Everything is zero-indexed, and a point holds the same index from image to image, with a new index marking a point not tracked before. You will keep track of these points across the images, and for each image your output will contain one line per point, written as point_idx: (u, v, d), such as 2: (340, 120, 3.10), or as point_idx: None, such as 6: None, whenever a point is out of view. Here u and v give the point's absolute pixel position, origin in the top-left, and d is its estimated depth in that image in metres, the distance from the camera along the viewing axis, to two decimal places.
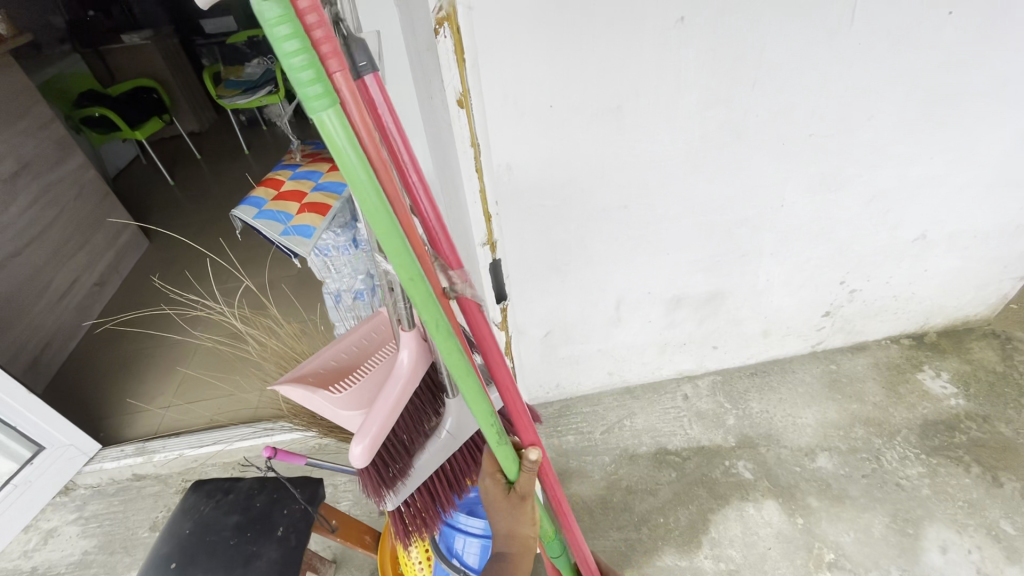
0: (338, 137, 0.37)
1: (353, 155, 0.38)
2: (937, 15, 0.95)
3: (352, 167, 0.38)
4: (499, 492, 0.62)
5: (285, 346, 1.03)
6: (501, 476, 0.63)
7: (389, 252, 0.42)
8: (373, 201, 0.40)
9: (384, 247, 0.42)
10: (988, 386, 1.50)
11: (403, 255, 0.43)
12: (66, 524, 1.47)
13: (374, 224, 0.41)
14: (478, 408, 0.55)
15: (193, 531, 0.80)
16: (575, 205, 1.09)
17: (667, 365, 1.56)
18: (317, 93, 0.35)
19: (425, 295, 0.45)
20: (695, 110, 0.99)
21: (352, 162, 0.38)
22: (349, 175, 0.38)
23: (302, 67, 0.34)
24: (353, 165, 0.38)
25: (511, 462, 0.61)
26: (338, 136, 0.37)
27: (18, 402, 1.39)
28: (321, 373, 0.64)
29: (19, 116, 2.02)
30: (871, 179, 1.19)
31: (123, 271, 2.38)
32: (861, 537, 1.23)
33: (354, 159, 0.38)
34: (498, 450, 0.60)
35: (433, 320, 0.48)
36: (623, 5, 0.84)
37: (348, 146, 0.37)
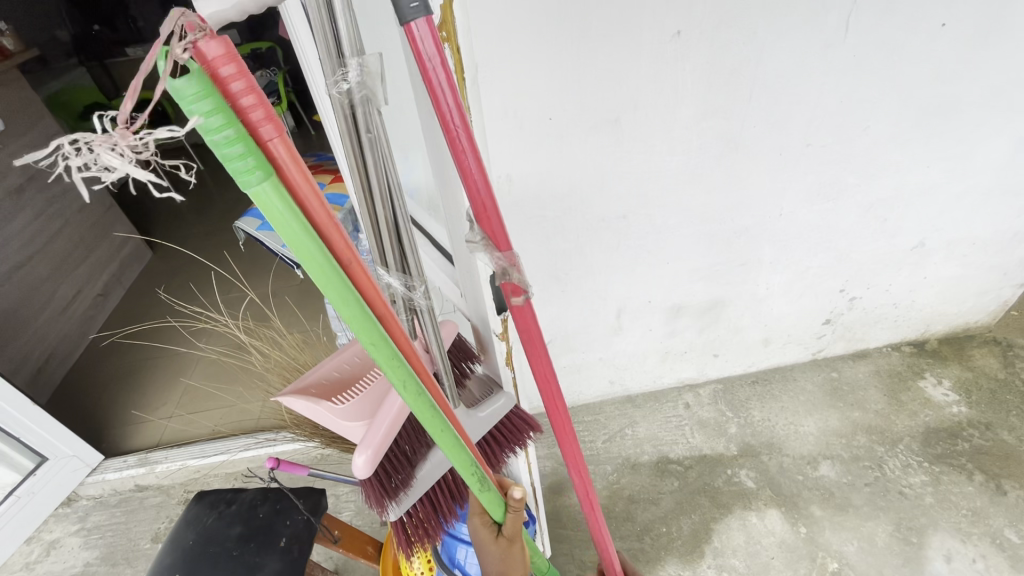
0: (282, 214, 0.35)
1: (302, 229, 0.37)
2: (930, 28, 0.97)
3: (300, 240, 0.37)
4: (488, 535, 0.66)
5: (288, 357, 1.04)
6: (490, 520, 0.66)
7: (348, 320, 0.42)
8: (326, 272, 0.39)
9: (341, 315, 0.42)
10: (990, 393, 1.50)
11: (363, 321, 0.43)
12: (69, 535, 1.47)
13: (329, 293, 0.40)
14: (457, 457, 0.57)
15: (196, 542, 0.80)
16: (574, 216, 1.11)
17: (668, 374, 1.56)
18: (249, 168, 0.33)
19: (390, 358, 0.45)
20: (692, 122, 1.00)
21: (302, 236, 0.37)
22: (298, 248, 0.37)
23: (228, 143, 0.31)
24: (303, 239, 0.37)
25: (496, 504, 0.64)
26: (282, 214, 0.35)
27: (21, 413, 1.40)
28: (323, 384, 0.65)
29: (25, 129, 2.04)
30: (868, 188, 1.20)
31: (126, 282, 2.40)
32: (865, 546, 1.22)
33: (305, 233, 0.37)
34: (483, 495, 0.63)
35: (400, 379, 0.48)
36: (621, 20, 0.85)
37: (293, 220, 0.36)
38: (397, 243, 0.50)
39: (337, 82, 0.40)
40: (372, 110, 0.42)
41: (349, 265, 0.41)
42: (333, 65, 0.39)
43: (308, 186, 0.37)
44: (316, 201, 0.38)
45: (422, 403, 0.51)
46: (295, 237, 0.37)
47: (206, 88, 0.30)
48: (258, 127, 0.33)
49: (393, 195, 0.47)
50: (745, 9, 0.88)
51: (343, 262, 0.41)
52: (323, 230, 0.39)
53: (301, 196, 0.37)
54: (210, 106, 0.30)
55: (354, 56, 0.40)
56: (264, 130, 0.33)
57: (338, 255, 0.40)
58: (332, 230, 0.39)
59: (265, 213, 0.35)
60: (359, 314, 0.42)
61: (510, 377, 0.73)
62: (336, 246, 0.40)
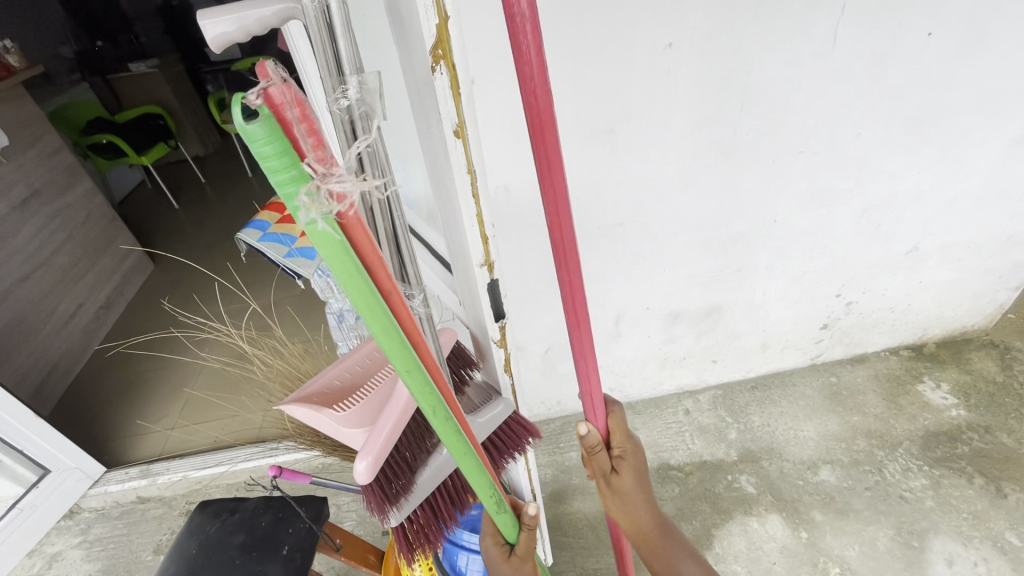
0: (336, 250, 0.37)
1: (353, 266, 0.39)
2: (917, 37, 0.99)
3: (353, 277, 0.39)
4: (499, 553, 0.71)
5: (290, 366, 1.05)
6: (502, 540, 0.71)
7: (386, 346, 0.45)
8: (370, 304, 0.41)
9: (379, 342, 0.44)
10: (988, 396, 1.50)
11: (400, 350, 0.45)
12: (71, 548, 1.47)
13: (370, 322, 0.43)
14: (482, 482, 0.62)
15: (199, 552, 0.81)
16: (571, 224, 1.12)
17: (667, 380, 1.57)
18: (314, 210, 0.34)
19: (423, 385, 0.49)
20: (686, 131, 1.02)
21: (353, 270, 0.39)
22: (346, 280, 0.39)
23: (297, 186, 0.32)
24: (352, 275, 0.39)
25: (511, 527, 0.70)
26: (336, 251, 0.37)
27: (24, 425, 1.41)
28: (325, 392, 0.66)
29: (30, 144, 2.07)
30: (861, 194, 1.22)
31: (128, 294, 2.41)
32: (867, 551, 1.22)
33: (356, 269, 0.39)
34: (498, 518, 0.68)
35: (430, 404, 0.51)
36: (614, 33, 0.87)
37: (346, 257, 0.38)
38: (395, 253, 0.52)
39: (336, 99, 0.41)
40: (370, 125, 0.44)
41: (390, 297, 0.43)
42: (332, 82, 0.41)
43: (359, 226, 0.38)
44: (366, 240, 0.39)
45: (443, 424, 0.54)
46: (350, 273, 0.39)
47: (274, 133, 0.30)
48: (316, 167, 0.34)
49: (392, 206, 0.49)
50: (736, 21, 0.90)
51: (385, 293, 0.43)
52: (369, 263, 0.40)
53: (352, 233, 0.39)
54: (276, 150, 0.31)
55: (353, 74, 0.41)
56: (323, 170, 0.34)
57: (380, 286, 0.42)
58: (377, 264, 0.41)
59: (320, 248, 0.36)
60: (396, 343, 0.45)
61: (509, 384, 0.73)
62: (379, 278, 0.42)
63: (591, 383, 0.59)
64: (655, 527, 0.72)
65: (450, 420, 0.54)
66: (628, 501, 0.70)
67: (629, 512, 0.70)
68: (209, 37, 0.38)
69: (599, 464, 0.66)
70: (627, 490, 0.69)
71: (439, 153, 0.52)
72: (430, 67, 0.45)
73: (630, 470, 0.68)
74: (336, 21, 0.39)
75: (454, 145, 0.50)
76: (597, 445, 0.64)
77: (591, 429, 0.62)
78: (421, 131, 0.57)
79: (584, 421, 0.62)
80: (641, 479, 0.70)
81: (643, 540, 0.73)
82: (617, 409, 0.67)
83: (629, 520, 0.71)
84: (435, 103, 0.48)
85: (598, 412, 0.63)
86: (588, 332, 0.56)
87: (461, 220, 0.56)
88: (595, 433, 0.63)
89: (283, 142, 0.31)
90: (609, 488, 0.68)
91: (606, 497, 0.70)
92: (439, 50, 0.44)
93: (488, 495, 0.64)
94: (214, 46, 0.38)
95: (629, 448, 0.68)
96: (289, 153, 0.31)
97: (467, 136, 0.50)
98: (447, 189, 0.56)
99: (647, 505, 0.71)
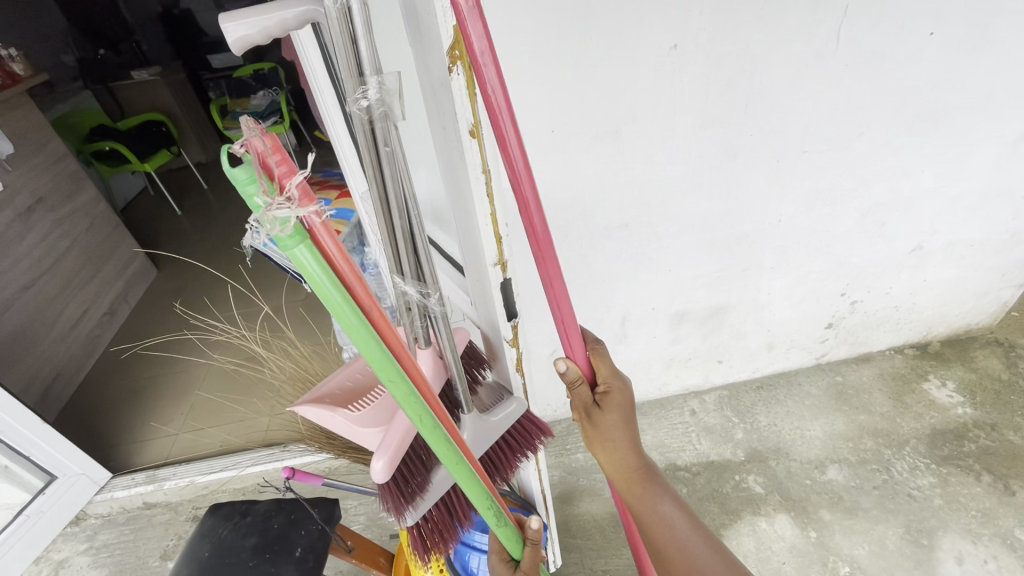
0: (314, 270, 0.39)
1: (332, 286, 0.41)
2: (919, 37, 1.00)
3: (338, 306, 0.42)
4: (505, 569, 0.72)
5: (297, 368, 1.05)
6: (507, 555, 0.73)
7: (371, 362, 0.46)
8: (350, 321, 0.43)
9: (365, 358, 0.46)
10: (995, 394, 1.50)
11: (385, 364, 0.46)
12: (77, 554, 1.47)
13: (353, 340, 0.44)
14: (475, 494, 0.62)
15: (212, 554, 0.81)
16: (578, 225, 1.13)
17: (673, 381, 1.57)
18: (295, 239, 0.37)
19: (405, 394, 0.49)
20: (692, 131, 1.03)
21: (335, 296, 0.41)
22: (325, 300, 0.41)
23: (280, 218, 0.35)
24: (331, 293, 0.41)
25: (515, 543, 0.71)
26: (314, 271, 0.39)
27: (31, 432, 1.41)
28: (339, 392, 0.66)
29: (35, 151, 2.08)
30: (865, 193, 1.22)
31: (131, 300, 2.41)
32: (876, 550, 1.22)
33: (334, 286, 0.41)
34: (499, 531, 0.68)
35: (416, 415, 0.51)
36: (620, 34, 0.88)
37: (324, 276, 0.40)
38: (412, 253, 0.52)
39: (356, 100, 0.42)
40: (389, 125, 0.44)
41: (369, 311, 0.45)
42: (353, 83, 0.41)
43: (333, 240, 0.41)
44: (342, 257, 0.42)
45: (437, 434, 0.54)
46: (333, 299, 0.41)
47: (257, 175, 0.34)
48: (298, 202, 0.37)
49: (409, 205, 0.49)
50: (740, 22, 0.91)
51: (364, 308, 0.45)
52: (346, 279, 0.43)
53: (326, 252, 0.41)
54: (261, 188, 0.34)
55: (373, 75, 0.42)
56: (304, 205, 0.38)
57: (360, 303, 0.44)
58: (353, 280, 0.43)
59: (300, 269, 0.39)
60: (381, 358, 0.46)
61: (520, 383, 0.73)
62: (357, 293, 0.44)
63: (562, 309, 0.58)
64: (644, 478, 0.63)
65: (436, 427, 0.53)
66: (613, 446, 0.62)
67: (616, 457, 0.62)
68: (231, 40, 0.40)
69: (579, 397, 0.61)
70: (613, 430, 0.61)
71: (455, 153, 0.53)
72: (447, 68, 0.46)
73: (617, 409, 0.61)
74: (358, 21, 0.39)
75: (469, 144, 0.51)
76: (576, 379, 0.59)
77: (570, 365, 0.58)
78: (435, 132, 0.57)
79: (562, 357, 0.58)
80: (630, 423, 0.62)
81: (631, 492, 0.63)
82: (602, 348, 0.63)
83: (618, 468, 0.63)
84: (452, 104, 0.48)
85: (576, 346, 0.60)
86: (551, 254, 0.54)
87: (475, 219, 0.57)
88: (575, 368, 0.58)
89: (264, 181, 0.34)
90: (592, 426, 0.62)
91: (590, 438, 0.63)
92: (457, 51, 0.45)
93: (486, 507, 0.64)
94: (236, 48, 0.40)
95: (614, 385, 0.61)
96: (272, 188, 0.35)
97: (482, 136, 0.51)
98: (462, 190, 0.57)
99: (636, 453, 0.62)
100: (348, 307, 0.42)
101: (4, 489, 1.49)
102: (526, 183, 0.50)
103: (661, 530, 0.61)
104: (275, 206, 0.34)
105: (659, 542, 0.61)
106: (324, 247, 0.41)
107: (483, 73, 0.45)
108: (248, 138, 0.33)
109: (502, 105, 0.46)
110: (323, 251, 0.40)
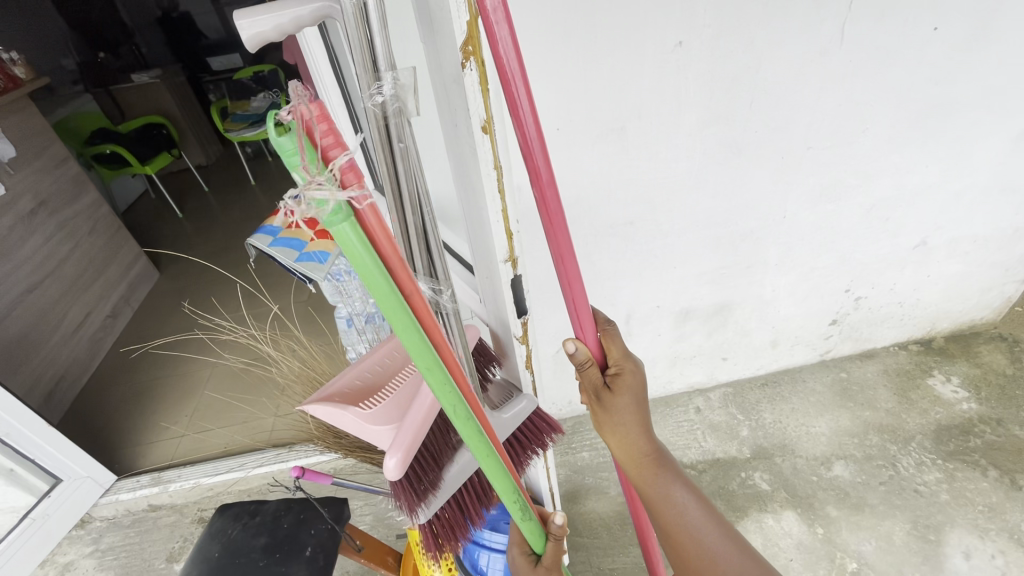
0: (356, 249, 0.39)
1: (375, 267, 0.40)
2: (923, 32, 1.00)
3: (378, 284, 0.41)
4: (526, 563, 0.72)
5: (305, 368, 1.06)
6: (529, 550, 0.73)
7: (407, 346, 0.46)
8: (391, 302, 0.43)
9: (401, 341, 0.46)
10: (1000, 389, 1.50)
11: (421, 349, 0.46)
12: (83, 557, 1.46)
13: (391, 322, 0.44)
14: (501, 485, 0.62)
15: (222, 554, 0.81)
16: (583, 223, 1.13)
17: (678, 378, 1.57)
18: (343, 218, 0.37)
19: (441, 382, 0.50)
20: (696, 128, 1.03)
21: (377, 279, 0.41)
22: (366, 279, 0.41)
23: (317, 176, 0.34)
24: (374, 275, 0.40)
25: (537, 537, 0.71)
26: (357, 249, 0.39)
27: (36, 435, 1.41)
28: (350, 391, 0.66)
29: (36, 154, 2.08)
30: (869, 189, 1.23)
31: (134, 303, 2.41)
32: (884, 545, 1.22)
33: (377, 267, 0.40)
34: (524, 525, 0.69)
35: (450, 405, 0.52)
36: (625, 31, 0.88)
37: (368, 256, 0.39)
38: (425, 251, 0.52)
39: (371, 95, 0.42)
40: (403, 120, 0.44)
41: (410, 296, 0.45)
42: (368, 80, 0.41)
43: (378, 223, 0.39)
44: (390, 246, 0.41)
45: (469, 425, 0.55)
46: (371, 277, 0.41)
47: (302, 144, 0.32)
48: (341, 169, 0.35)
49: (422, 201, 0.49)
50: (744, 19, 0.91)
51: (404, 291, 0.44)
52: (389, 262, 0.42)
53: (372, 233, 0.40)
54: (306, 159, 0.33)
55: (388, 71, 0.42)
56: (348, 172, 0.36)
57: (400, 286, 0.44)
58: (396, 263, 0.43)
59: (342, 247, 0.38)
60: (418, 342, 0.46)
61: (530, 380, 0.74)
62: (398, 276, 0.43)
63: (574, 290, 0.55)
64: (655, 464, 0.62)
65: (470, 418, 0.54)
66: (624, 430, 0.61)
67: (627, 442, 0.61)
68: (246, 38, 0.40)
69: (589, 379, 0.60)
70: (623, 412, 0.60)
71: (466, 149, 0.53)
72: (460, 64, 0.46)
73: (628, 391, 0.60)
74: (373, 17, 0.39)
75: (481, 140, 0.51)
76: (586, 361, 0.59)
77: (579, 346, 0.58)
78: (445, 129, 0.57)
79: (571, 338, 0.57)
80: (642, 405, 0.61)
81: (642, 478, 0.62)
82: (614, 330, 0.63)
83: (628, 454, 0.62)
84: (464, 100, 0.48)
85: (587, 328, 0.59)
86: (562, 227, 0.51)
87: (486, 216, 0.57)
88: (584, 349, 0.58)
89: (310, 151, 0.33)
90: (602, 410, 0.61)
91: (600, 422, 0.62)
92: (470, 47, 0.45)
93: (512, 501, 0.64)
94: (251, 44, 0.40)
95: (626, 366, 0.61)
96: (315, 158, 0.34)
97: (494, 132, 0.51)
98: (472, 187, 0.57)
99: (647, 437, 0.61)
100: (388, 288, 0.42)
101: (8, 492, 1.48)
102: (538, 155, 0.48)
103: (673, 517, 0.60)
104: (314, 184, 0.33)
105: (670, 526, 0.61)
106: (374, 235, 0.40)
107: (497, 39, 0.42)
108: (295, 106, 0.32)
109: (515, 70, 0.43)
110: (371, 237, 0.40)
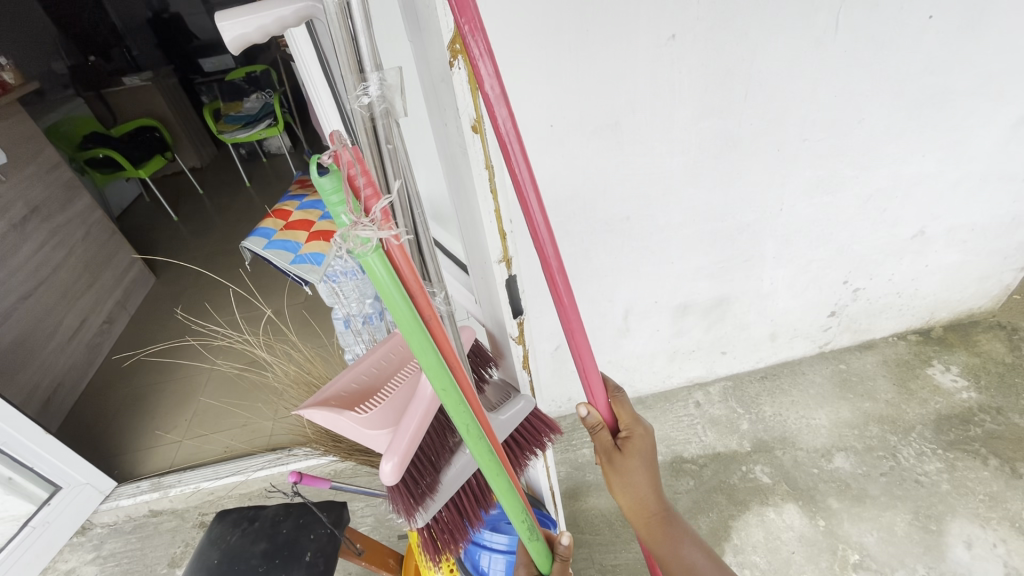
0: (382, 278, 0.40)
1: (398, 294, 0.41)
2: (918, 20, 0.99)
3: (401, 310, 0.42)
4: None
5: (303, 371, 1.06)
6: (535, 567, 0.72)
7: (425, 369, 0.47)
8: (412, 327, 0.43)
9: (420, 363, 0.47)
10: (999, 376, 1.50)
11: (439, 371, 0.47)
12: (84, 564, 1.46)
13: (410, 345, 0.45)
14: (511, 506, 0.62)
15: (222, 561, 0.81)
16: (578, 220, 1.12)
17: (677, 374, 1.57)
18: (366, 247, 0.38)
19: (456, 404, 0.50)
20: (690, 123, 1.02)
21: (398, 303, 0.42)
22: (390, 305, 0.42)
23: (347, 212, 0.35)
24: (396, 300, 0.41)
25: (544, 558, 0.71)
26: (383, 279, 0.40)
27: (35, 443, 1.40)
28: (343, 395, 0.65)
29: (29, 159, 2.06)
30: (867, 179, 1.22)
31: (130, 308, 2.41)
32: (885, 536, 1.22)
33: (400, 293, 0.41)
34: (530, 545, 0.69)
35: (463, 424, 0.52)
36: (619, 22, 0.87)
37: (393, 285, 0.40)
38: (416, 253, 0.53)
39: (357, 97, 0.41)
40: (391, 122, 0.44)
41: (429, 321, 0.46)
42: (353, 81, 0.41)
43: (406, 259, 0.41)
44: (412, 273, 0.42)
45: (480, 444, 0.55)
46: (393, 299, 0.41)
47: (338, 187, 0.35)
48: (360, 190, 0.36)
49: (411, 203, 0.49)
50: (738, 11, 0.90)
51: (424, 316, 0.45)
52: (412, 292, 0.43)
53: (398, 265, 0.41)
54: (342, 200, 0.35)
55: (374, 71, 0.41)
56: (365, 193, 0.37)
57: (421, 311, 0.45)
58: (417, 290, 0.43)
59: (368, 276, 0.39)
60: (436, 366, 0.47)
61: (528, 380, 0.72)
62: (419, 303, 0.44)
63: (584, 360, 0.57)
64: (664, 523, 0.65)
65: (483, 439, 0.55)
66: (635, 490, 0.63)
67: (637, 503, 0.64)
68: (227, 40, 0.39)
69: (601, 442, 0.62)
70: (634, 475, 0.62)
71: (457, 149, 0.52)
72: (449, 62, 0.45)
73: (638, 455, 0.62)
74: (357, 16, 0.38)
75: (473, 140, 0.50)
76: (597, 424, 0.61)
77: (591, 411, 0.60)
78: (435, 123, 0.57)
79: (583, 403, 0.60)
80: (651, 467, 0.63)
81: (653, 537, 0.66)
82: (622, 395, 0.65)
83: (638, 513, 0.65)
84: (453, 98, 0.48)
85: (598, 393, 0.59)
86: (571, 303, 0.54)
87: (478, 215, 0.56)
88: (595, 414, 0.60)
89: (343, 192, 0.35)
90: (614, 472, 0.63)
91: (610, 483, 0.64)
92: (458, 45, 0.44)
93: (521, 521, 0.64)
94: (234, 47, 0.39)
95: (636, 430, 0.63)
96: (347, 197, 0.35)
97: (484, 130, 0.50)
98: (465, 185, 0.56)
99: (656, 498, 0.64)
100: (409, 311, 0.43)
101: (8, 501, 1.47)
102: (516, 154, 0.46)
103: (680, 568, 0.65)
104: (359, 225, 0.35)
105: None
106: (400, 266, 0.41)
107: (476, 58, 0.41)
108: (338, 150, 0.34)
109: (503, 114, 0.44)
110: (396, 270, 0.41)
